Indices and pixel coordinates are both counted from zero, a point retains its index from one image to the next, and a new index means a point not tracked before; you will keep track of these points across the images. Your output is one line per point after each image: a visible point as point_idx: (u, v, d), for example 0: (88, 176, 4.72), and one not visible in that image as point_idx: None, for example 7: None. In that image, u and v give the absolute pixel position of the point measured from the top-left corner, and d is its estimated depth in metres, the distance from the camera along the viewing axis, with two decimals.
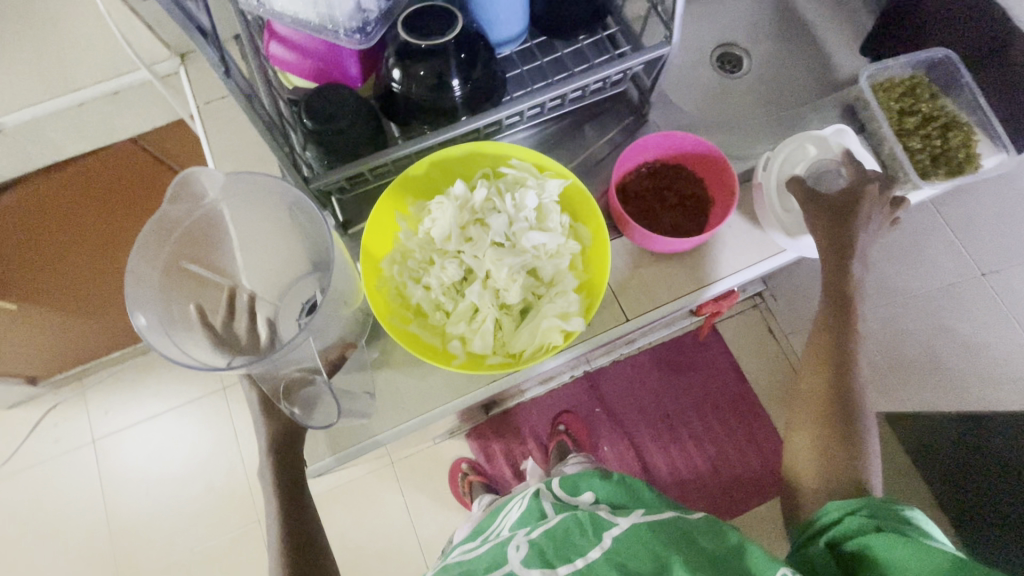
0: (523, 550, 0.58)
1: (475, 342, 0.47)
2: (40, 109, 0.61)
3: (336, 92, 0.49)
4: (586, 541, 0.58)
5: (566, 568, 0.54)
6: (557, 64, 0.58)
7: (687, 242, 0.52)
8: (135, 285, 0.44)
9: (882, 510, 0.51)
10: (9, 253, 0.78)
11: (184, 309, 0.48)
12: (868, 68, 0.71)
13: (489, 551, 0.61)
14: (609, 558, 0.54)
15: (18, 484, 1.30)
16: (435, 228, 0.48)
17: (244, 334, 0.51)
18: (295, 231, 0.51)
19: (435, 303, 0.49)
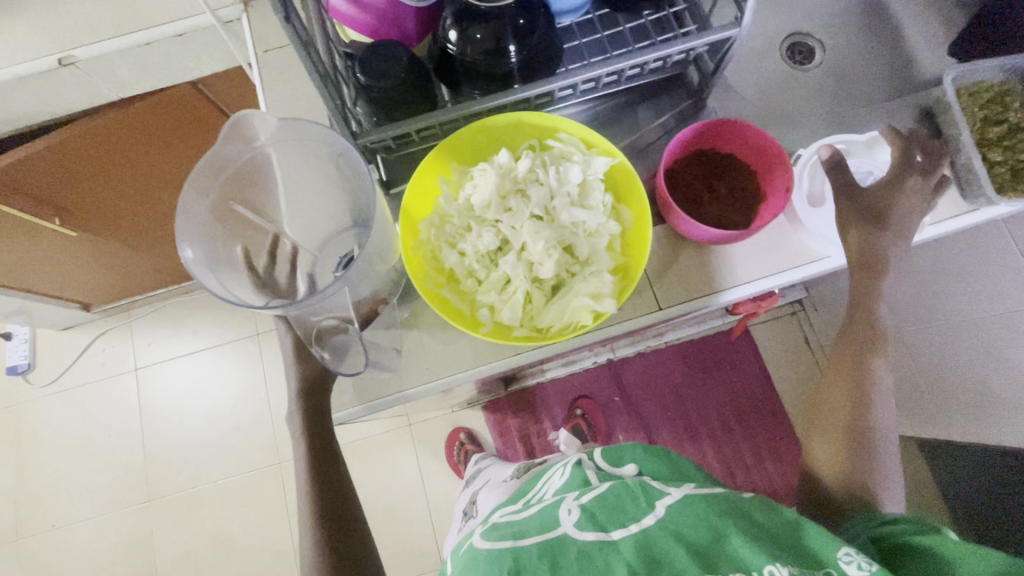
0: (575, 514, 0.55)
1: (503, 312, 0.47)
2: (110, 45, 0.63)
3: (391, 48, 0.49)
4: (638, 508, 0.54)
5: (622, 534, 0.52)
6: (617, 39, 0.56)
7: (731, 236, 0.50)
8: (185, 218, 0.45)
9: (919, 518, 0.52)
10: (75, 181, 0.82)
11: (230, 249, 0.50)
12: (953, 69, 0.63)
13: (535, 515, 0.58)
14: (663, 525, 0.51)
15: (66, 400, 1.40)
16: (476, 195, 0.48)
17: (284, 280, 0.52)
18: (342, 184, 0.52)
19: (468, 270, 0.48)
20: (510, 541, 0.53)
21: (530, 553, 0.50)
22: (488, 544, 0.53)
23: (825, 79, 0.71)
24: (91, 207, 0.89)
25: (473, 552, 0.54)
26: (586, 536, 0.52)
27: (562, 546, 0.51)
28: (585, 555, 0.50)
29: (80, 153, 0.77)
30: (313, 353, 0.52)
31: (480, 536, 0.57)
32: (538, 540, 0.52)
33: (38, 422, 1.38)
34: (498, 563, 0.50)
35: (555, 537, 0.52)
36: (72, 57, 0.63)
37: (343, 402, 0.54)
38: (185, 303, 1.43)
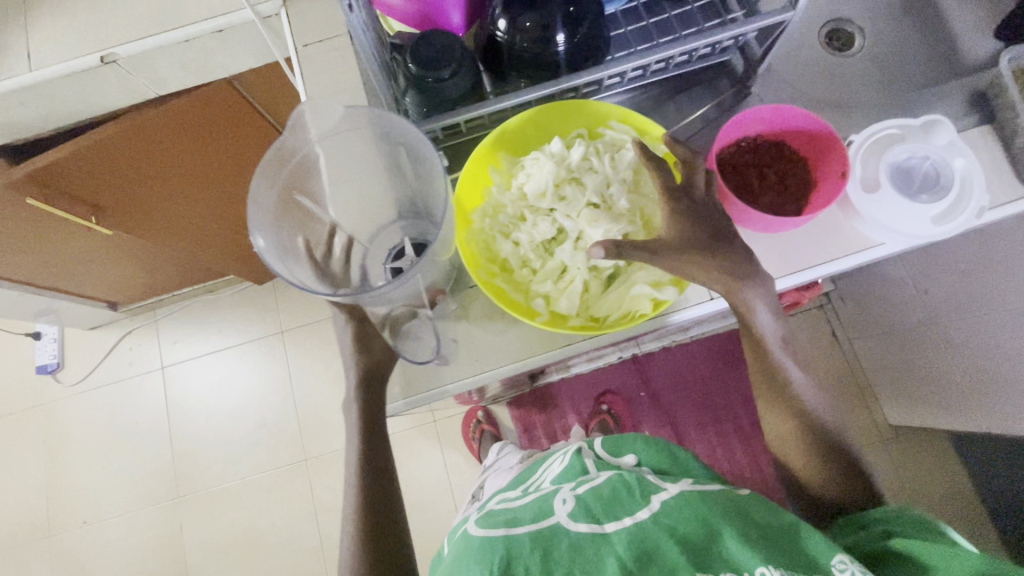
0: (569, 504, 0.57)
1: (559, 301, 0.47)
2: (152, 41, 0.64)
3: (441, 37, 0.49)
4: (633, 500, 0.56)
5: (614, 526, 0.53)
6: (663, 25, 0.55)
7: (785, 223, 0.50)
8: (254, 209, 0.45)
9: (905, 519, 0.51)
10: (112, 178, 0.83)
11: (291, 238, 0.49)
12: (1012, 50, 0.60)
13: (531, 503, 0.60)
14: (658, 521, 0.53)
15: (95, 398, 1.42)
16: (530, 185, 0.48)
17: (343, 271, 0.52)
18: (399, 175, 0.52)
19: (522, 260, 0.49)
20: (505, 529, 0.55)
21: (522, 543, 0.52)
22: (482, 531, 0.56)
23: (871, 66, 0.69)
24: (126, 206, 0.90)
25: (468, 539, 0.56)
26: (579, 526, 0.54)
27: (554, 537, 0.53)
28: (577, 544, 0.52)
29: (118, 151, 0.78)
30: (386, 338, 0.55)
31: (474, 524, 0.59)
32: (531, 530, 0.54)
33: (68, 419, 1.40)
34: (493, 552, 0.52)
35: (548, 525, 0.54)
36: (114, 54, 0.64)
37: (394, 395, 0.54)
38: (210, 301, 1.45)
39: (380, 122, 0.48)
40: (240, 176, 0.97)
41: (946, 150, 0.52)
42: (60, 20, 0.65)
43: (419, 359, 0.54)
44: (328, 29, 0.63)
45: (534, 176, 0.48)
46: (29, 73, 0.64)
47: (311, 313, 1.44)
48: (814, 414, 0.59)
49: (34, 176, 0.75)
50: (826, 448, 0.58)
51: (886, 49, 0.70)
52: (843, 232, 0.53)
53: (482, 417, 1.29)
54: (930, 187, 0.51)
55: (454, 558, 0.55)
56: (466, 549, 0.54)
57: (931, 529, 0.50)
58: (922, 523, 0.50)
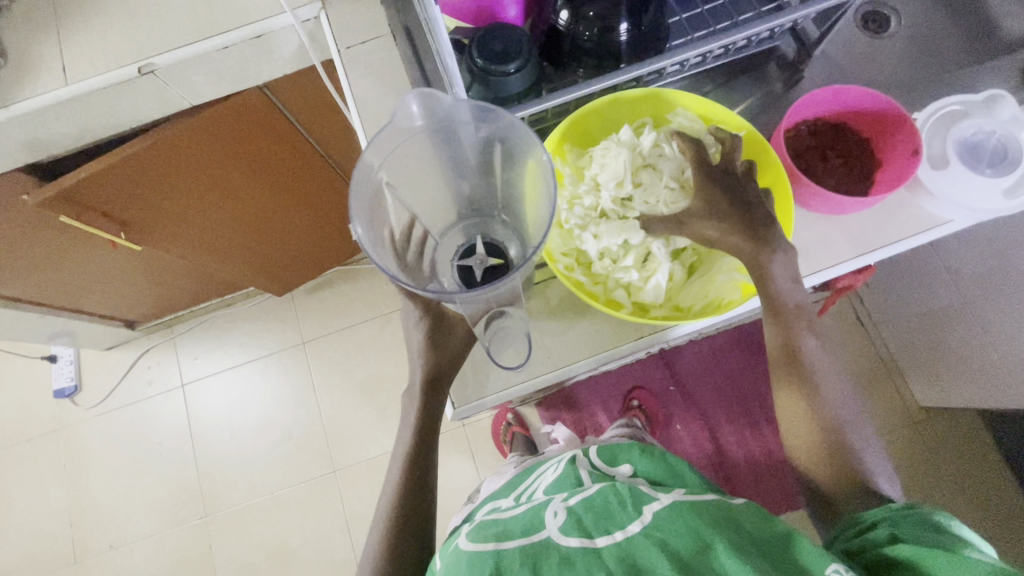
0: (561, 518, 0.54)
1: (643, 292, 0.48)
2: (190, 50, 0.63)
3: (506, 31, 0.49)
4: (623, 512, 0.54)
5: (605, 541, 0.51)
6: (717, 12, 0.54)
7: (857, 203, 0.50)
8: (354, 198, 0.42)
9: (907, 519, 0.45)
10: (143, 193, 0.81)
11: (378, 230, 0.45)
12: None
13: (523, 514, 0.57)
14: (649, 534, 0.50)
15: (115, 419, 1.39)
16: (606, 175, 0.48)
17: (423, 266, 0.49)
18: (483, 166, 0.50)
19: (601, 251, 0.48)
20: (494, 543, 0.52)
21: (513, 558, 0.50)
22: (473, 545, 0.52)
23: (906, 49, 0.65)
24: (155, 221, 0.89)
25: (459, 554, 0.52)
26: (570, 541, 0.51)
27: (544, 552, 0.50)
28: (569, 559, 0.49)
29: (150, 164, 0.76)
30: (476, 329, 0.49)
31: (463, 538, 0.55)
32: (521, 544, 0.51)
33: (89, 443, 1.38)
34: (481, 569, 0.49)
35: (540, 540, 0.52)
36: (151, 65, 0.63)
37: (465, 398, 0.53)
38: (229, 315, 1.43)
39: (483, 112, 0.44)
40: (269, 185, 0.95)
41: (1012, 125, 0.52)
42: (93, 32, 0.63)
43: (513, 366, 0.52)
44: (371, 29, 0.64)
45: (612, 167, 0.48)
46: (63, 87, 0.62)
47: (331, 323, 1.42)
48: (832, 407, 0.52)
49: (66, 193, 0.74)
50: (841, 444, 0.52)
51: (920, 31, 0.66)
52: (908, 208, 0.53)
53: (512, 418, 1.26)
54: (996, 162, 0.52)
55: (443, 573, 0.51)
56: (455, 565, 0.51)
57: (936, 531, 0.44)
58: (927, 524, 0.45)
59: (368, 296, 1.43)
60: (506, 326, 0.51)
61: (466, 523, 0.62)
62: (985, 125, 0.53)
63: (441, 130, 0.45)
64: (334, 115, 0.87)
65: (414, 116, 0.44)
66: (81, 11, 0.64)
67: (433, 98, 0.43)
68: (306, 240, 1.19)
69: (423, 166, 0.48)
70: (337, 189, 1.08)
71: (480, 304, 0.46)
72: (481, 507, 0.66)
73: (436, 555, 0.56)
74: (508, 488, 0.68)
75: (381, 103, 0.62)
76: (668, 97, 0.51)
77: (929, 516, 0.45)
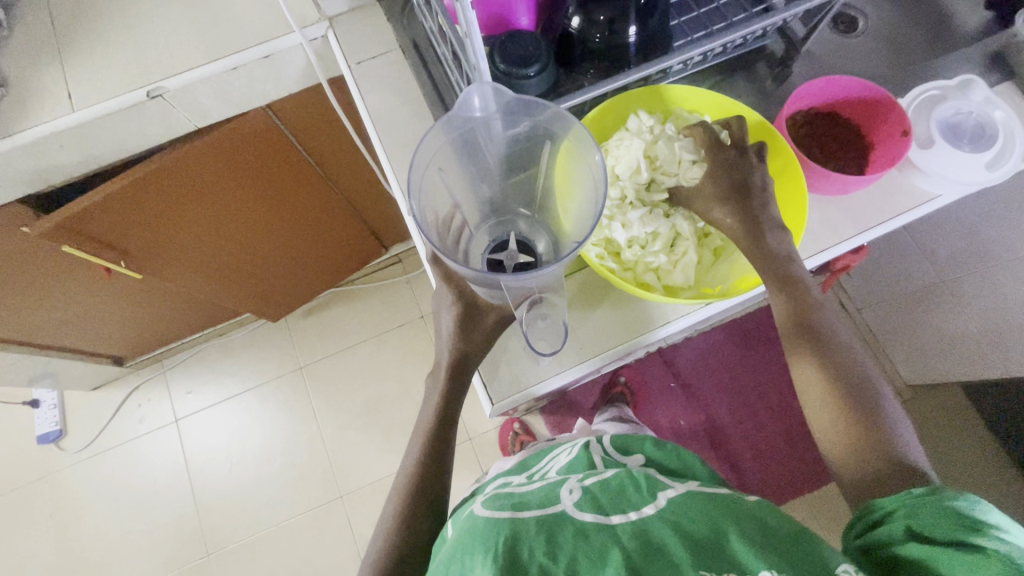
0: (576, 493, 0.46)
1: (673, 274, 0.52)
2: (199, 72, 0.63)
3: (522, 37, 0.51)
4: (639, 496, 0.45)
5: (620, 519, 0.42)
6: (714, 13, 0.58)
7: (857, 182, 0.53)
8: (410, 183, 0.44)
9: (922, 508, 0.42)
10: (145, 220, 0.80)
11: (424, 215, 0.46)
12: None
13: (536, 489, 0.48)
14: (663, 518, 0.42)
15: (106, 461, 1.33)
16: (625, 168, 0.52)
17: (458, 252, 0.50)
18: (523, 160, 0.51)
19: (630, 240, 0.52)
20: (510, 513, 0.43)
21: (528, 525, 0.41)
22: (488, 513, 0.44)
23: (875, 46, 0.68)
24: (154, 248, 0.87)
25: (470, 521, 0.44)
26: (584, 517, 0.43)
27: (560, 522, 0.42)
28: (584, 534, 0.41)
29: (155, 190, 0.75)
30: (518, 312, 0.48)
31: (478, 505, 0.46)
32: (537, 515, 0.43)
33: (79, 489, 1.31)
34: (493, 541, 0.40)
35: (554, 512, 0.43)
36: (160, 88, 0.63)
37: (502, 393, 0.52)
38: (221, 346, 1.40)
39: (534, 110, 0.46)
40: (271, 207, 0.95)
41: (985, 105, 0.58)
42: (99, 59, 0.63)
43: (546, 355, 0.51)
44: (378, 45, 0.66)
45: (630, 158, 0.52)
46: (70, 114, 0.62)
47: (329, 345, 1.40)
48: (856, 371, 0.51)
49: (67, 223, 0.72)
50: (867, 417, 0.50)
51: (889, 28, 0.69)
52: (901, 186, 0.57)
53: (518, 429, 1.21)
54: (975, 138, 0.57)
55: (450, 548, 0.42)
56: (467, 534, 0.42)
57: (957, 518, 0.40)
58: (948, 511, 0.41)
59: (365, 316, 1.41)
60: (546, 314, 0.50)
61: (473, 500, 0.52)
62: (962, 106, 0.58)
63: (488, 125, 0.46)
64: (339, 134, 0.88)
65: (476, 107, 0.44)
66: (86, 39, 0.64)
67: (497, 93, 0.43)
68: (306, 262, 1.19)
69: (467, 160, 0.50)
70: (337, 210, 1.08)
71: (522, 292, 0.47)
72: (489, 483, 0.56)
73: (447, 527, 0.48)
74: (521, 465, 0.57)
75: (394, 115, 0.63)
76: (678, 95, 0.55)
77: (949, 501, 0.41)
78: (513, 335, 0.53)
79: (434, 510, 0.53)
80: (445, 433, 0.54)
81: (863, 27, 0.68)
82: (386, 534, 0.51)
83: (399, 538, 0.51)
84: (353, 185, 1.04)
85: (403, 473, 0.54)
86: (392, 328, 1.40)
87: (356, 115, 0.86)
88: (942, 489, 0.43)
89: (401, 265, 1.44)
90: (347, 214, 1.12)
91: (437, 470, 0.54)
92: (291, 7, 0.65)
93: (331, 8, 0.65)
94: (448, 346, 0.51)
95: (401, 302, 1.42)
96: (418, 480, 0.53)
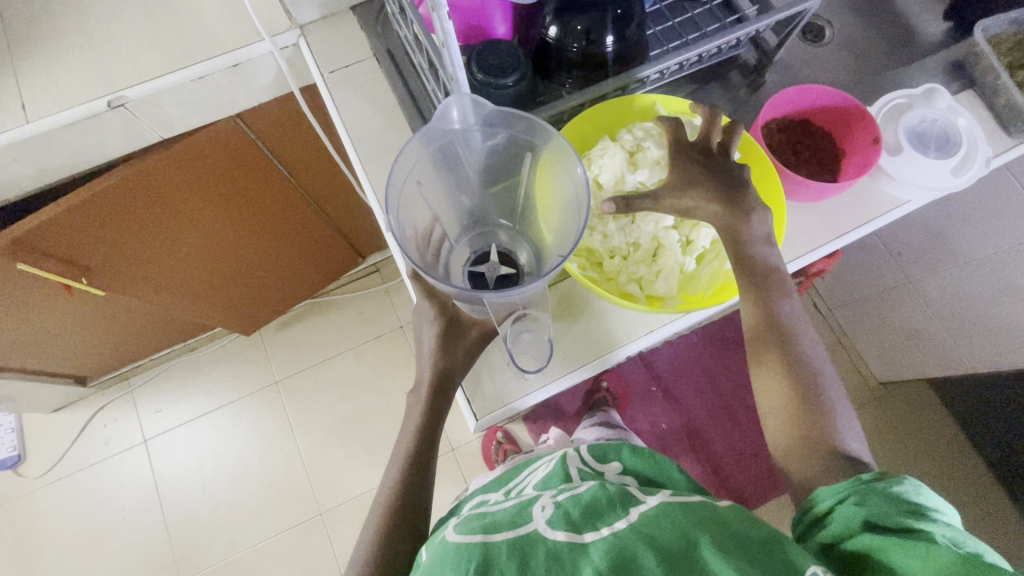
0: (549, 510, 0.44)
1: (655, 284, 0.52)
2: (163, 80, 0.60)
3: (499, 46, 0.51)
4: (612, 511, 0.44)
5: (593, 537, 0.41)
6: (689, 23, 0.59)
7: (832, 188, 0.54)
8: (388, 198, 0.43)
9: (872, 496, 0.42)
10: (108, 236, 0.76)
11: (404, 229, 0.45)
12: (987, 22, 0.65)
13: (508, 507, 0.47)
14: (635, 530, 0.41)
15: (69, 487, 1.27)
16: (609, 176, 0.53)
17: (439, 266, 0.49)
18: (503, 172, 0.50)
19: (611, 249, 0.53)
20: (482, 536, 0.42)
21: (501, 550, 0.40)
22: (459, 538, 0.42)
23: (841, 55, 0.70)
24: (117, 264, 0.83)
25: (442, 547, 0.42)
26: (557, 535, 0.41)
27: (532, 544, 0.41)
28: (556, 557, 0.39)
29: (118, 204, 0.72)
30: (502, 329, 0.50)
31: (450, 529, 0.44)
32: (510, 538, 0.41)
33: (41, 516, 1.25)
34: (464, 568, 0.39)
35: (527, 533, 0.42)
36: (122, 98, 0.60)
37: (484, 409, 0.51)
38: (191, 362, 1.35)
39: (515, 122, 0.45)
40: (244, 219, 0.93)
41: (948, 113, 0.60)
42: (55, 67, 0.60)
43: (532, 370, 0.51)
44: (352, 53, 0.65)
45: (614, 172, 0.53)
46: (24, 125, 0.59)
47: (305, 359, 1.36)
48: (832, 376, 0.52)
49: (22, 241, 0.68)
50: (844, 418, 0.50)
51: (854, 37, 0.71)
52: (873, 193, 0.58)
53: (501, 438, 1.18)
54: (941, 145, 0.59)
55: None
56: (439, 562, 0.41)
57: (905, 506, 0.40)
58: (896, 498, 0.41)
59: (342, 327, 1.38)
60: (530, 329, 0.51)
61: (447, 522, 0.51)
62: (928, 113, 0.60)
63: (466, 138, 0.46)
64: (313, 145, 0.86)
65: (455, 120, 0.44)
66: (41, 47, 0.61)
67: (477, 105, 0.43)
68: (279, 274, 1.16)
69: (446, 173, 0.49)
70: (312, 220, 1.06)
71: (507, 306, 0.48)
72: (467, 502, 0.55)
73: (420, 552, 0.46)
74: (499, 481, 0.56)
75: (370, 125, 0.62)
76: (657, 102, 0.55)
77: (897, 487, 0.42)
78: (496, 348, 0.52)
79: (419, 530, 0.52)
80: (430, 451, 0.53)
81: (831, 37, 0.70)
82: (371, 558, 0.50)
83: (385, 563, 0.49)
84: (328, 194, 1.02)
85: (387, 493, 0.53)
86: (370, 339, 1.38)
87: (331, 124, 0.84)
88: (887, 475, 0.43)
89: (379, 274, 1.42)
90: (322, 224, 1.10)
91: (423, 488, 0.53)
92: (260, 14, 0.63)
93: (302, 15, 0.64)
94: (431, 362, 0.50)
95: (379, 312, 1.39)
96: (402, 498, 0.52)
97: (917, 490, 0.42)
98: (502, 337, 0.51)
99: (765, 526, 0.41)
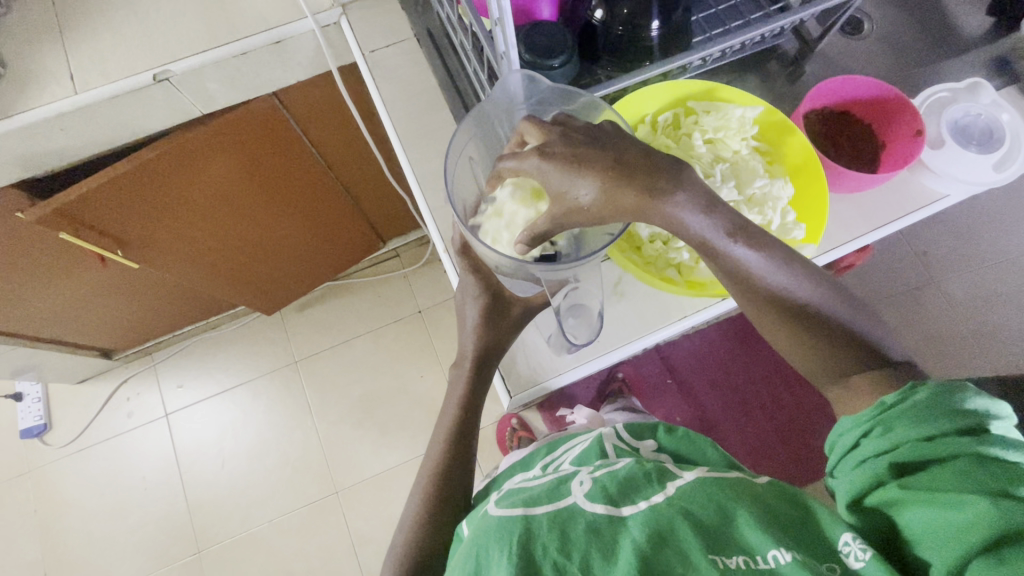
0: (587, 485, 0.45)
1: (697, 270, 0.53)
2: (208, 55, 0.61)
3: (545, 28, 0.51)
4: (649, 485, 0.44)
5: (631, 510, 0.41)
6: (731, 11, 0.58)
7: (868, 181, 0.55)
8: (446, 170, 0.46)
9: (895, 424, 0.41)
10: (144, 209, 0.77)
11: (457, 201, 0.47)
12: None
13: (547, 481, 0.47)
14: (672, 504, 0.41)
15: (93, 456, 1.30)
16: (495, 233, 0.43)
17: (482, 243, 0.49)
18: None
19: (654, 234, 0.53)
20: (523, 510, 0.42)
21: (541, 521, 0.40)
22: (502, 512, 0.43)
23: (881, 49, 0.68)
24: (152, 238, 0.85)
25: (485, 521, 0.43)
26: (596, 508, 0.42)
27: (571, 516, 0.41)
28: (596, 528, 0.40)
29: (152, 178, 0.73)
30: (557, 295, 0.49)
31: (492, 504, 0.45)
32: (550, 510, 0.42)
33: (63, 484, 1.28)
34: (507, 539, 0.39)
35: (566, 507, 0.42)
36: (167, 72, 0.61)
37: (521, 386, 0.52)
38: (212, 340, 1.37)
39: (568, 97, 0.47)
40: (271, 197, 0.93)
41: (992, 108, 0.61)
42: (103, 40, 0.61)
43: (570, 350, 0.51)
44: (392, 34, 0.65)
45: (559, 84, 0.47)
46: (72, 96, 0.60)
47: (324, 340, 1.38)
48: None
49: (61, 212, 0.69)
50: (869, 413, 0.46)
51: (894, 30, 0.69)
52: (912, 186, 0.58)
53: (516, 424, 1.15)
54: (985, 140, 0.59)
55: (466, 548, 0.42)
56: (482, 535, 0.42)
57: (940, 423, 0.39)
58: (924, 422, 0.40)
59: (361, 311, 1.40)
60: (583, 304, 0.50)
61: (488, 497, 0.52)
62: (971, 107, 0.60)
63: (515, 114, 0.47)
64: (344, 126, 0.87)
65: (511, 95, 0.46)
66: (90, 21, 0.62)
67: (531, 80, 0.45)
68: (304, 252, 1.16)
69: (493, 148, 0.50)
70: (336, 199, 1.05)
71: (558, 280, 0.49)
72: (505, 479, 0.56)
73: (461, 526, 0.47)
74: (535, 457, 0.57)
75: (409, 107, 0.63)
76: (696, 87, 0.56)
77: (926, 406, 0.40)
78: (534, 328, 0.54)
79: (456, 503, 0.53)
80: (466, 424, 0.55)
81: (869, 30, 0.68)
82: (409, 527, 0.51)
83: (424, 531, 0.51)
84: (354, 174, 1.02)
85: (425, 466, 0.55)
86: (388, 324, 1.39)
87: (364, 105, 0.84)
88: (915, 388, 0.41)
89: (399, 259, 1.42)
90: (347, 205, 1.10)
91: (459, 462, 0.54)
92: None
93: None
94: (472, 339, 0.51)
95: (398, 297, 1.40)
96: (440, 471, 0.53)
97: (953, 396, 0.40)
98: (554, 309, 0.49)
99: (800, 500, 0.42)
